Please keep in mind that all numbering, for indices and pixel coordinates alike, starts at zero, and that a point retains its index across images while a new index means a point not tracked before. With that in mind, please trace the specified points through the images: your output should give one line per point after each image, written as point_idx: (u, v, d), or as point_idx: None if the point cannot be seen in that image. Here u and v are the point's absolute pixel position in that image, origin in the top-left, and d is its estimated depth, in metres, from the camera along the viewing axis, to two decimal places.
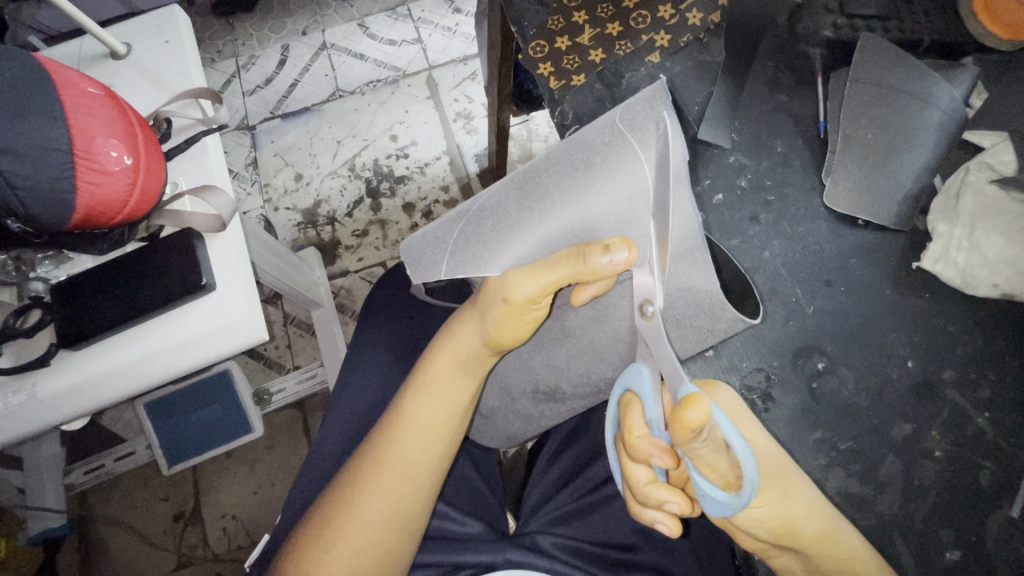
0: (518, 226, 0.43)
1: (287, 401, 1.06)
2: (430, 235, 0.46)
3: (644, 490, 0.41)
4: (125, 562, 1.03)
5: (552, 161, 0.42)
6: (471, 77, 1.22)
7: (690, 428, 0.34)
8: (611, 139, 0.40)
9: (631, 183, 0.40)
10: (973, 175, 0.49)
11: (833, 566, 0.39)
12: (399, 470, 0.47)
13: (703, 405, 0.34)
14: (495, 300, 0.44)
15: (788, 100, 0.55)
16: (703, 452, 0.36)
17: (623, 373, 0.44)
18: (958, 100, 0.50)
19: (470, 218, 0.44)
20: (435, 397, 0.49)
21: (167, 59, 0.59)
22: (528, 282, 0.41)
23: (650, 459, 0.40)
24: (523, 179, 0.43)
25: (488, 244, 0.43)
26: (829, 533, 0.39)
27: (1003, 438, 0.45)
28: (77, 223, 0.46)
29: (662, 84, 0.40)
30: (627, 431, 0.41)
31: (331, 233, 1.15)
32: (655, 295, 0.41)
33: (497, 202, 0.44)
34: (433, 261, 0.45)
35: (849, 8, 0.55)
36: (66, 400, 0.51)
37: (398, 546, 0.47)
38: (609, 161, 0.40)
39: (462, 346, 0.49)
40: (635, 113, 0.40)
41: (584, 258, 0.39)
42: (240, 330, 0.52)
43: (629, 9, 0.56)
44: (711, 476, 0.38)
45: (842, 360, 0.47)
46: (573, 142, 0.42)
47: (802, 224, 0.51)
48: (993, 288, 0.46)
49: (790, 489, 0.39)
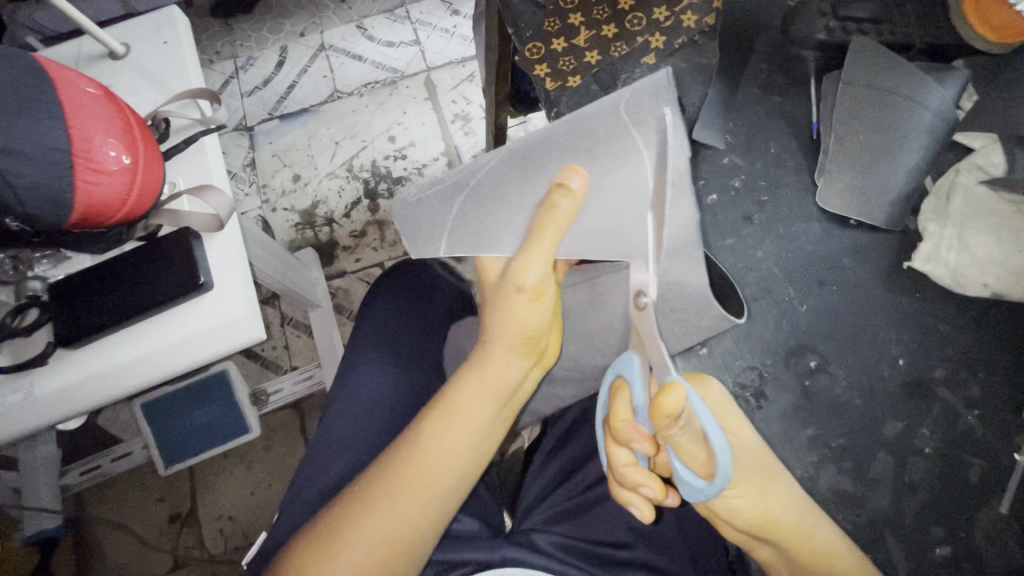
0: (512, 205, 0.41)
1: (284, 402, 1.06)
2: (424, 206, 0.44)
3: (624, 471, 0.42)
4: (121, 563, 1.03)
5: (550, 139, 0.41)
6: (469, 78, 1.22)
7: (667, 413, 0.35)
8: (616, 122, 0.38)
9: (630, 174, 0.38)
10: (964, 176, 0.49)
11: (808, 560, 0.40)
12: (411, 493, 0.47)
13: (680, 390, 0.35)
14: (513, 295, 0.45)
15: (782, 101, 0.55)
16: (681, 440, 0.37)
17: (615, 360, 0.45)
18: (948, 102, 0.50)
19: (469, 190, 0.42)
20: (460, 422, 0.48)
21: (166, 60, 0.60)
22: (533, 266, 0.42)
23: (631, 443, 0.41)
24: (518, 153, 0.41)
25: (482, 220, 0.42)
26: (805, 527, 0.40)
27: (993, 436, 0.45)
28: (77, 222, 0.46)
29: (666, 73, 0.38)
30: (612, 414, 0.42)
31: (329, 233, 1.15)
32: (649, 287, 0.40)
33: (494, 176, 0.42)
34: (428, 240, 0.43)
35: (842, 11, 0.55)
36: (63, 399, 0.51)
37: (400, 564, 0.46)
38: (608, 142, 0.38)
39: (494, 372, 0.49)
40: (639, 103, 0.38)
41: (553, 207, 0.38)
42: (238, 330, 0.52)
43: (625, 11, 0.56)
44: (692, 465, 0.39)
45: (834, 358, 0.48)
46: (576, 122, 0.40)
47: (795, 224, 0.52)
48: (983, 288, 0.47)
49: (770, 483, 0.40)
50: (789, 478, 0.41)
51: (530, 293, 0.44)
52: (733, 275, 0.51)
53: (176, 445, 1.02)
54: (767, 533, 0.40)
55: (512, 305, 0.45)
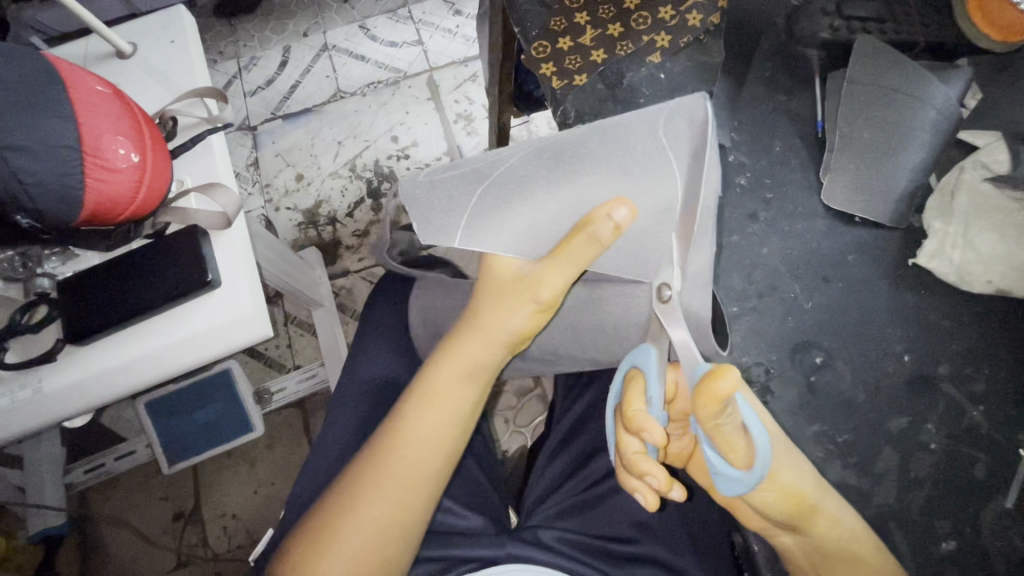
0: (540, 207, 0.42)
1: (286, 402, 1.07)
2: (441, 187, 0.44)
3: (632, 459, 0.42)
4: (124, 561, 1.03)
5: (584, 145, 0.42)
6: (472, 78, 1.23)
7: (719, 398, 0.34)
8: (652, 139, 0.41)
9: (659, 191, 0.41)
10: (968, 173, 0.49)
11: (831, 545, 0.40)
12: (398, 478, 0.46)
13: (734, 375, 0.34)
14: (523, 303, 0.45)
15: (786, 100, 0.55)
16: (727, 429, 0.37)
17: (630, 351, 0.45)
18: (952, 100, 0.51)
19: (493, 184, 0.43)
20: (440, 406, 0.48)
21: (173, 58, 0.60)
22: (553, 278, 0.43)
23: (644, 433, 0.40)
24: (549, 149, 0.43)
25: (506, 216, 0.42)
26: (824, 508, 0.40)
27: (998, 431, 0.46)
28: (86, 218, 0.47)
29: (704, 96, 0.41)
30: (626, 404, 0.42)
31: (332, 232, 1.15)
32: (672, 280, 0.41)
33: (523, 168, 0.43)
34: (447, 224, 0.43)
35: (846, 10, 0.55)
36: (71, 396, 0.51)
37: (397, 552, 0.46)
38: (642, 159, 0.41)
39: (470, 356, 0.48)
40: (676, 121, 0.41)
41: (594, 235, 0.39)
42: (246, 327, 0.52)
43: (631, 10, 0.56)
44: (728, 455, 0.38)
45: (839, 354, 0.48)
46: (608, 127, 0.42)
47: (800, 222, 0.52)
48: (987, 284, 0.47)
49: (791, 463, 0.40)
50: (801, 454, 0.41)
51: (542, 305, 0.45)
52: (738, 272, 0.51)
53: (180, 444, 1.02)
54: (791, 518, 0.40)
55: (516, 306, 0.45)
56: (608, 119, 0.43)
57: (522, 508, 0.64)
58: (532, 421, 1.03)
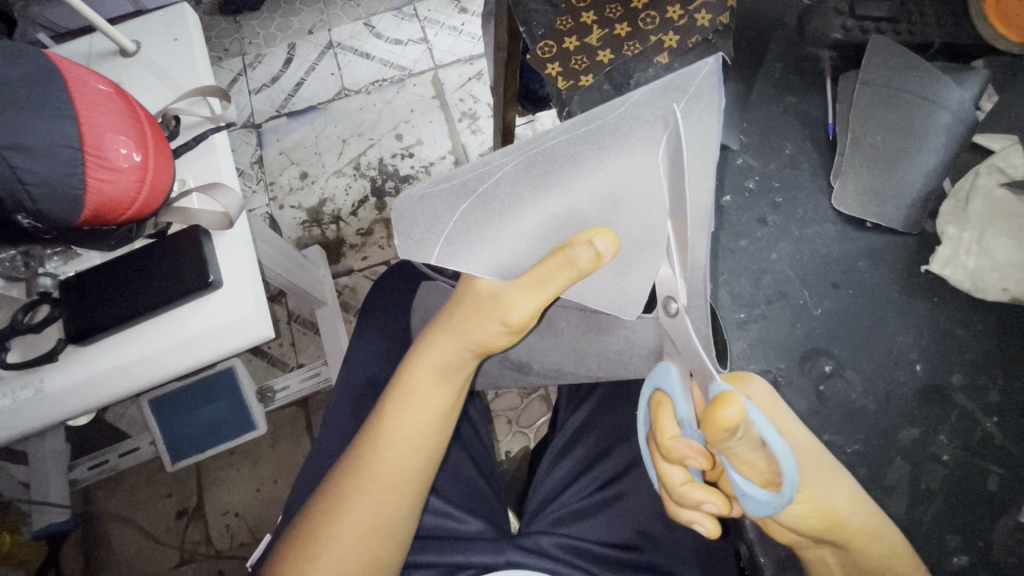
0: (523, 228, 0.40)
1: (291, 399, 1.07)
2: (426, 202, 0.37)
3: (680, 490, 0.41)
4: (126, 557, 1.03)
5: (575, 159, 0.38)
6: (477, 77, 1.22)
7: (725, 426, 0.33)
8: (648, 154, 0.38)
9: (650, 208, 0.39)
10: (983, 179, 0.49)
11: (871, 561, 0.39)
12: (383, 479, 0.46)
13: (740, 403, 0.33)
14: (490, 323, 0.44)
15: (796, 101, 0.55)
16: (738, 450, 0.35)
17: (651, 371, 0.43)
18: (967, 102, 0.51)
19: (481, 201, 0.38)
20: (415, 409, 0.47)
21: (177, 56, 0.59)
22: (525, 303, 0.41)
23: (685, 460, 0.40)
24: (539, 158, 0.37)
25: (488, 233, 0.39)
26: (863, 526, 0.39)
27: (1012, 443, 0.45)
28: (88, 218, 0.46)
29: (716, 62, 0.35)
30: (658, 431, 0.41)
31: (337, 231, 1.15)
32: (679, 292, 0.39)
33: (512, 183, 0.38)
34: (426, 242, 0.37)
35: (859, 10, 0.56)
36: (71, 397, 0.51)
37: (387, 551, 0.46)
38: (632, 178, 0.38)
39: (442, 356, 0.47)
40: (690, 117, 0.36)
41: (571, 260, 0.38)
42: (242, 328, 0.51)
43: (637, 10, 0.55)
44: (747, 472, 0.37)
45: (849, 362, 0.47)
46: (605, 133, 0.37)
47: (810, 225, 0.51)
48: (1003, 292, 0.46)
49: (832, 482, 0.38)
50: (840, 468, 0.40)
51: (510, 328, 0.44)
52: (746, 277, 0.50)
53: (182, 443, 1.01)
54: (827, 534, 0.39)
55: (483, 324, 0.44)
56: (604, 116, 0.36)
57: (526, 511, 0.64)
58: (535, 423, 1.02)
